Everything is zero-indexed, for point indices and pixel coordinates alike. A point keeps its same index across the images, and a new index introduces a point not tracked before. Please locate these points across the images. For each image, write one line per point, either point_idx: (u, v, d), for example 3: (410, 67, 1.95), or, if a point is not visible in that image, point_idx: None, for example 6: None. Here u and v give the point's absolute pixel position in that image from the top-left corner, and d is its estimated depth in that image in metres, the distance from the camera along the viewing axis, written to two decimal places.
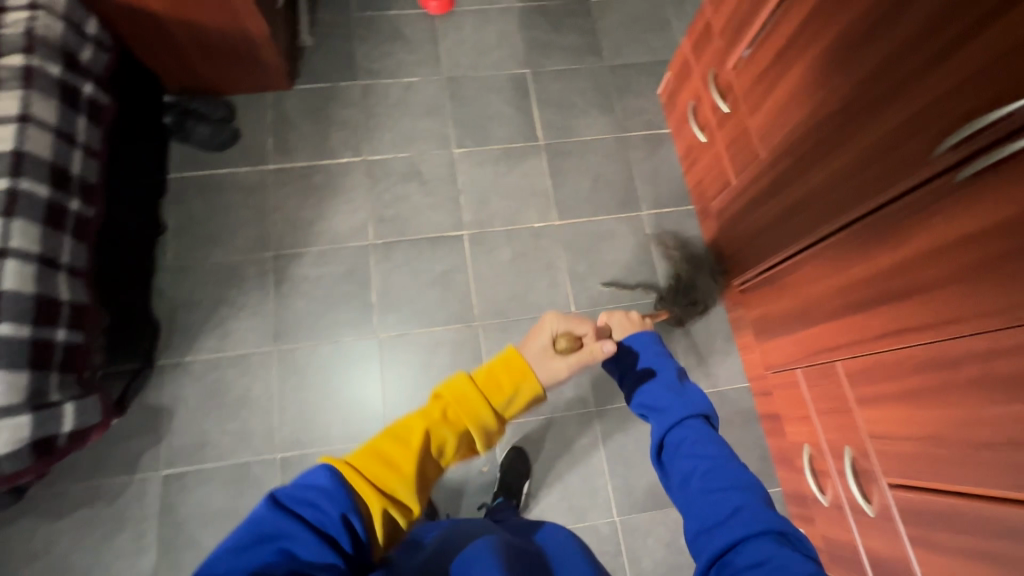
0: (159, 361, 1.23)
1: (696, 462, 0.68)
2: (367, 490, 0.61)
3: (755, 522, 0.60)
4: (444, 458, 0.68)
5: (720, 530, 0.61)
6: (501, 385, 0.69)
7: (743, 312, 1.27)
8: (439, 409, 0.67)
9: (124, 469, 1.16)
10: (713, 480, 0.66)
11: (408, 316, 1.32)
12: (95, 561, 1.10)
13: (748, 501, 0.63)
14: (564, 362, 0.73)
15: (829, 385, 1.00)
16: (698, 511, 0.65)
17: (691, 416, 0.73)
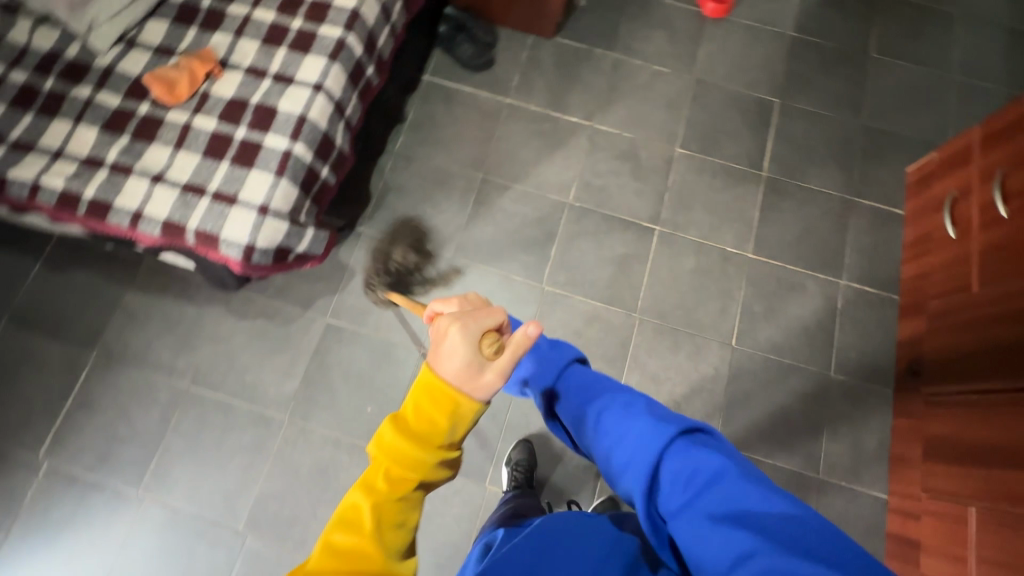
0: (359, 228, 1.37)
1: (594, 409, 0.73)
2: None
3: (657, 436, 0.64)
4: (411, 515, 0.61)
5: (633, 463, 0.64)
6: (433, 418, 0.60)
7: (920, 424, 1.17)
8: (379, 476, 0.60)
9: (302, 302, 1.31)
10: (609, 415, 0.71)
11: (577, 281, 1.35)
12: (254, 366, 1.26)
13: (642, 421, 0.67)
14: (494, 372, 0.59)
15: (1013, 539, 0.90)
16: (611, 462, 0.68)
17: (568, 364, 0.84)
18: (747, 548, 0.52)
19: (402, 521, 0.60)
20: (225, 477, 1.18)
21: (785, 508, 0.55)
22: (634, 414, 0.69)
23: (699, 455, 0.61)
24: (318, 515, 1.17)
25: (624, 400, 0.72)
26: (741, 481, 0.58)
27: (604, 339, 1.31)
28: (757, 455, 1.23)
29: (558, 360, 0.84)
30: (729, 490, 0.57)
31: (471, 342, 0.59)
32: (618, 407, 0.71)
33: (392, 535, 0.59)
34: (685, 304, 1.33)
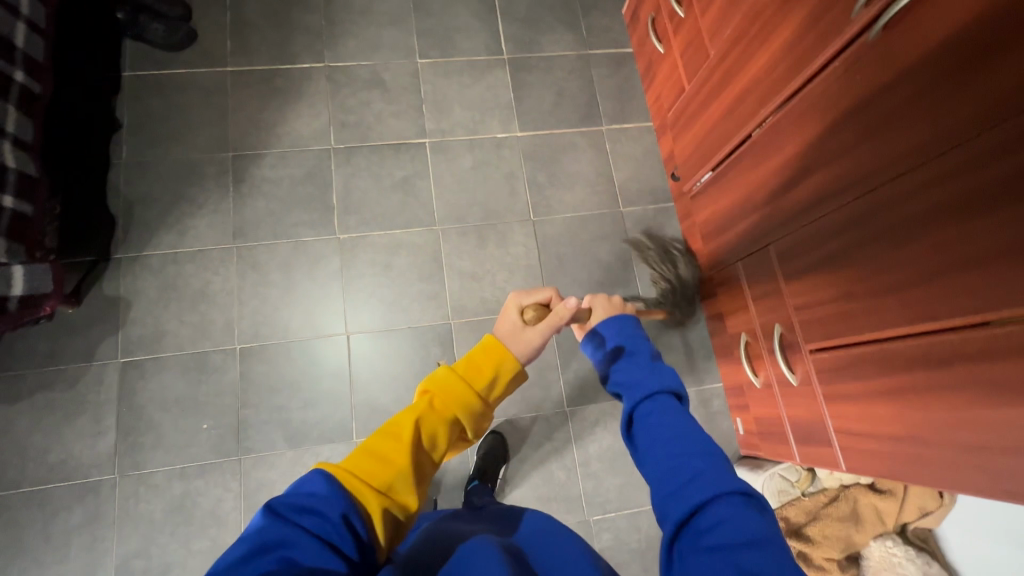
0: (115, 255, 1.23)
1: (663, 432, 0.62)
2: (363, 485, 0.55)
3: (716, 488, 0.54)
4: (438, 450, 0.61)
5: (677, 497, 0.55)
6: (481, 368, 0.64)
7: (692, 219, 1.33)
8: (427, 398, 0.62)
9: (80, 355, 1.16)
10: (674, 449, 0.59)
11: (369, 218, 1.33)
12: (54, 441, 1.11)
13: (706, 466, 0.56)
14: (535, 332, 0.69)
15: (765, 269, 1.07)
16: (660, 487, 0.58)
17: (658, 392, 0.66)
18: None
19: (429, 448, 0.60)
20: (70, 566, 1.06)
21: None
22: (710, 462, 0.57)
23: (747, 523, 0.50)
24: (193, 549, 1.09)
25: (701, 441, 0.60)
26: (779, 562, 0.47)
27: (416, 261, 1.32)
28: None
29: (655, 379, 0.67)
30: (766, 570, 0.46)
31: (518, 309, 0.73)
32: (694, 445, 0.59)
33: (420, 458, 0.59)
34: (478, 200, 1.37)
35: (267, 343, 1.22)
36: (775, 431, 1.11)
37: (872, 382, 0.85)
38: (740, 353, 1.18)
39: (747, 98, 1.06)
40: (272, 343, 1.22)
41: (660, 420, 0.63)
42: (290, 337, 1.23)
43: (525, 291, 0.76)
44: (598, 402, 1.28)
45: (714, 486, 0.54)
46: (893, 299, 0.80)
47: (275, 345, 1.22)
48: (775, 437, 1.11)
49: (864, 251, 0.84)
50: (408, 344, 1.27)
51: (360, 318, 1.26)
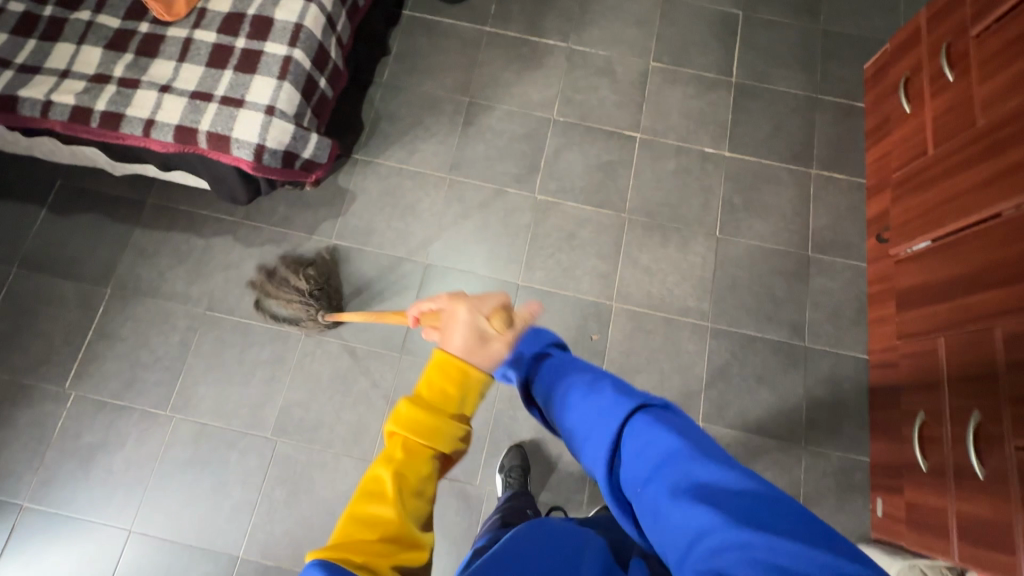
0: (355, 155, 1.42)
1: (568, 388, 0.72)
2: (364, 557, 0.56)
3: (617, 416, 0.64)
4: (427, 490, 0.64)
5: (597, 441, 0.65)
6: (445, 394, 0.67)
7: (890, 284, 1.28)
8: (397, 449, 0.64)
9: (306, 227, 1.36)
10: (579, 398, 0.70)
11: (568, 188, 1.42)
12: (268, 287, 1.31)
13: (608, 402, 0.67)
14: (500, 342, 0.70)
15: (975, 351, 1.00)
16: (585, 443, 0.67)
17: (542, 351, 0.80)
18: (699, 526, 0.51)
19: (419, 492, 0.64)
20: (250, 391, 1.24)
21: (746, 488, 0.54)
22: (600, 391, 0.69)
23: (653, 436, 0.61)
24: (344, 416, 1.23)
25: (590, 380, 0.72)
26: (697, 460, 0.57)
27: (598, 239, 1.39)
28: (745, 331, 1.33)
29: (532, 344, 0.80)
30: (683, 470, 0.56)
31: (477, 320, 0.71)
32: (595, 387, 0.70)
33: (413, 504, 0.63)
34: (670, 202, 1.42)
35: (451, 267, 1.35)
36: (934, 524, 1.03)
37: None
38: (911, 433, 1.12)
39: (1007, 174, 1.00)
40: (456, 268, 1.35)
41: (564, 374, 0.75)
42: (470, 268, 1.35)
43: (475, 299, 0.72)
44: (733, 428, 1.27)
45: (624, 419, 0.64)
46: None
47: (458, 270, 1.34)
48: (932, 530, 1.03)
49: None
50: (569, 310, 1.33)
51: (534, 272, 1.35)
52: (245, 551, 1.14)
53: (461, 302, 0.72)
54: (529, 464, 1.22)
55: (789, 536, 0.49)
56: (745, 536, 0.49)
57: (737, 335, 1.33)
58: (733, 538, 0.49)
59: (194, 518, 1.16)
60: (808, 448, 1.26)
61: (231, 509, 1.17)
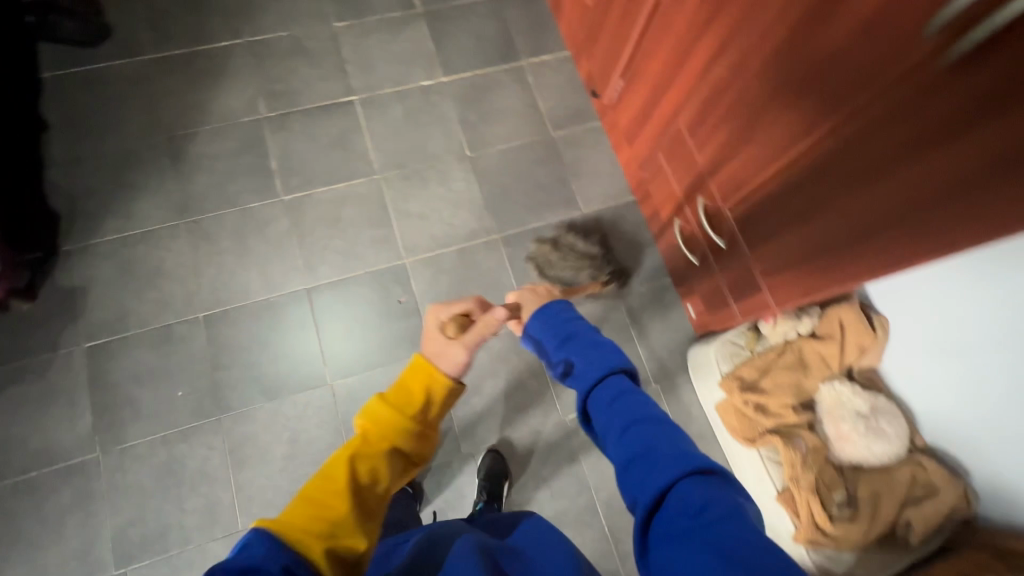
0: (64, 248, 1.24)
1: (624, 415, 0.69)
2: (304, 535, 0.56)
3: (680, 465, 0.59)
4: (381, 484, 0.64)
5: (649, 477, 0.60)
6: (411, 394, 0.69)
7: (617, 129, 1.41)
8: (360, 437, 0.66)
9: (45, 347, 1.18)
10: (636, 434, 0.65)
11: (312, 177, 1.37)
12: (31, 430, 1.13)
13: (668, 449, 0.62)
14: (458, 346, 0.74)
15: (680, 148, 1.15)
16: (625, 469, 0.64)
17: (610, 376, 0.74)
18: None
19: (371, 483, 0.64)
20: (69, 542, 1.08)
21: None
22: (664, 434, 0.64)
23: (710, 496, 0.55)
24: (187, 507, 1.12)
25: (657, 421, 0.66)
26: (750, 537, 0.51)
27: (363, 209, 1.36)
28: (530, 225, 1.40)
29: (604, 363, 0.76)
30: (744, 545, 0.50)
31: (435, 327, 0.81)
32: (658, 429, 0.65)
33: (363, 499, 0.62)
34: (414, 145, 1.43)
35: (230, 307, 1.26)
36: (718, 301, 1.19)
37: (781, 215, 0.93)
38: (676, 239, 1.26)
39: None
40: (236, 305, 1.26)
41: (619, 401, 0.71)
42: (250, 298, 1.27)
43: (442, 304, 0.84)
44: None
45: (674, 470, 0.59)
46: (781, 132, 0.88)
47: (238, 306, 1.25)
48: (719, 305, 1.19)
49: (760, 81, 0.89)
50: (367, 287, 1.31)
51: (317, 270, 1.31)
52: None
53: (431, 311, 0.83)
54: None
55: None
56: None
57: (526, 233, 1.40)
58: None
59: None
60: (623, 295, 1.37)
61: None
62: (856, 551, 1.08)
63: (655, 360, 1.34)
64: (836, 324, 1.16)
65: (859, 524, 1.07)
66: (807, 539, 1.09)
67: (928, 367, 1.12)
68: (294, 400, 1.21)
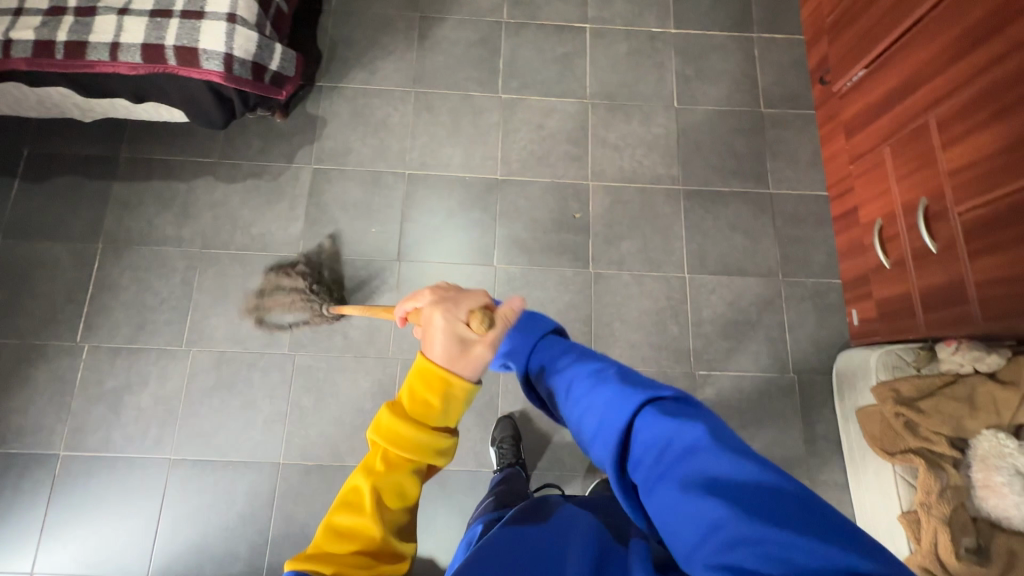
0: (318, 82, 1.45)
1: (567, 379, 0.70)
2: (340, 565, 0.63)
3: (628, 403, 0.59)
4: (405, 501, 0.70)
5: (603, 434, 0.61)
6: (427, 403, 0.71)
7: (836, 120, 1.38)
8: (376, 457, 0.70)
9: (283, 156, 1.39)
10: (584, 388, 0.67)
11: (529, 85, 1.48)
12: (257, 218, 1.35)
13: (614, 389, 0.62)
14: (482, 345, 0.71)
15: (918, 145, 1.10)
16: (587, 432, 0.64)
17: (540, 339, 0.79)
18: (708, 519, 0.46)
19: (398, 501, 0.69)
20: (260, 315, 1.29)
21: (765, 479, 0.47)
22: (607, 378, 0.65)
23: (670, 423, 0.55)
24: (353, 322, 1.29)
25: (599, 368, 0.68)
26: (706, 442, 0.51)
27: (566, 126, 1.45)
28: (715, 187, 1.42)
29: (534, 329, 0.80)
30: (715, 458, 0.50)
31: (457, 324, 0.72)
32: (599, 376, 0.66)
33: (388, 514, 0.68)
34: (627, 83, 1.49)
35: (431, 173, 1.40)
36: (901, 308, 1.15)
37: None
38: (872, 239, 1.23)
39: None
40: (436, 173, 1.40)
41: (554, 369, 0.73)
42: (449, 171, 1.41)
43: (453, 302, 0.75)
44: (716, 274, 1.36)
45: (635, 411, 0.58)
46: None
47: (438, 175, 1.40)
48: (901, 315, 1.16)
49: None
50: (548, 194, 1.40)
51: (510, 165, 1.42)
52: (285, 456, 1.21)
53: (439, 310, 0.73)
54: (520, 434, 1.24)
55: (806, 530, 0.43)
56: (758, 531, 0.43)
57: (708, 192, 1.41)
58: (748, 532, 0.43)
59: (230, 437, 1.22)
60: (787, 280, 1.36)
61: (263, 423, 1.22)
62: None
63: (799, 351, 1.31)
64: None
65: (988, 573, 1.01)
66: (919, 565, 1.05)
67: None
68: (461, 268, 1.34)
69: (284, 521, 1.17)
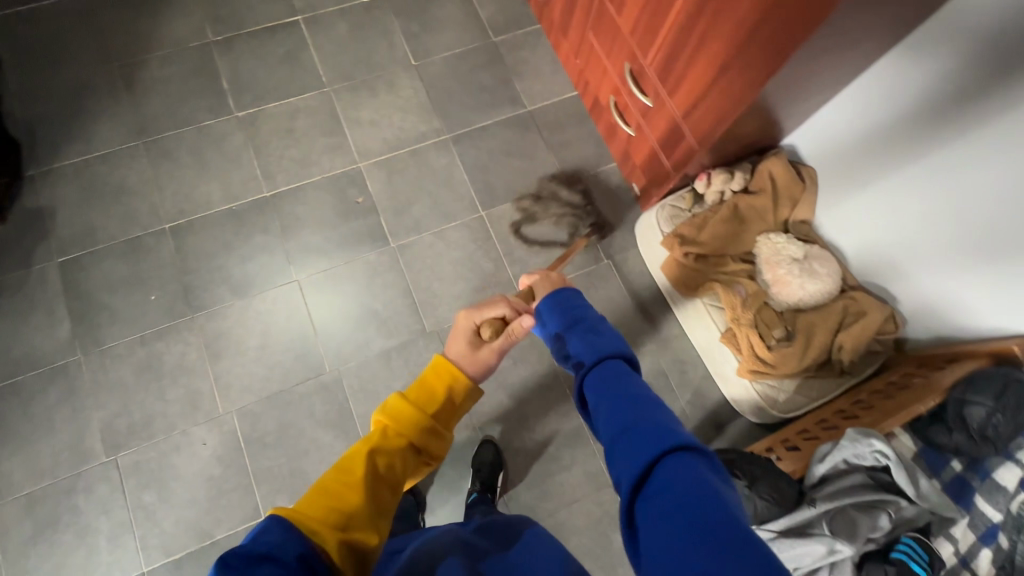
0: (28, 173, 1.29)
1: (618, 395, 0.60)
2: (315, 526, 0.56)
3: (667, 442, 0.52)
4: (396, 480, 0.66)
5: (635, 451, 0.53)
6: (432, 395, 0.74)
7: (553, 25, 1.46)
8: (379, 431, 0.69)
9: (19, 264, 1.24)
10: (629, 411, 0.57)
11: (263, 94, 1.42)
12: (14, 338, 1.19)
13: (669, 427, 0.54)
14: (490, 352, 0.81)
15: (603, 21, 1.21)
16: (614, 446, 0.56)
17: (608, 354, 0.66)
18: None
19: (388, 476, 0.65)
20: (59, 436, 1.15)
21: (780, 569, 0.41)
22: (658, 416, 0.56)
23: (693, 478, 0.49)
24: (169, 398, 1.19)
25: (644, 398, 0.59)
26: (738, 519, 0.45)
27: (316, 120, 1.42)
28: (479, 124, 1.46)
29: (607, 344, 0.68)
30: (730, 539, 0.43)
31: (470, 332, 0.84)
32: (655, 411, 0.57)
33: (380, 489, 0.64)
34: (360, 58, 1.48)
35: (194, 217, 1.31)
36: (656, 164, 1.26)
37: (692, 51, 0.99)
38: (613, 118, 1.33)
39: None
40: (199, 215, 1.31)
41: (603, 383, 0.63)
42: (213, 208, 1.32)
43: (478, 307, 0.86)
44: (509, 201, 1.40)
45: (668, 451, 0.51)
46: None
47: (202, 216, 1.31)
48: (658, 170, 1.27)
49: None
50: (324, 191, 1.37)
51: (274, 178, 1.36)
52: (146, 564, 1.10)
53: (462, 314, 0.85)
54: None
55: None
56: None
57: (474, 131, 1.45)
58: None
59: (76, 574, 1.08)
60: (573, 182, 1.43)
61: (109, 543, 1.10)
62: (793, 377, 1.17)
63: (604, 237, 1.40)
64: (767, 177, 1.24)
65: (796, 353, 1.15)
66: (749, 370, 1.17)
67: (958, 276, 1.06)
68: (263, 296, 1.28)
69: None
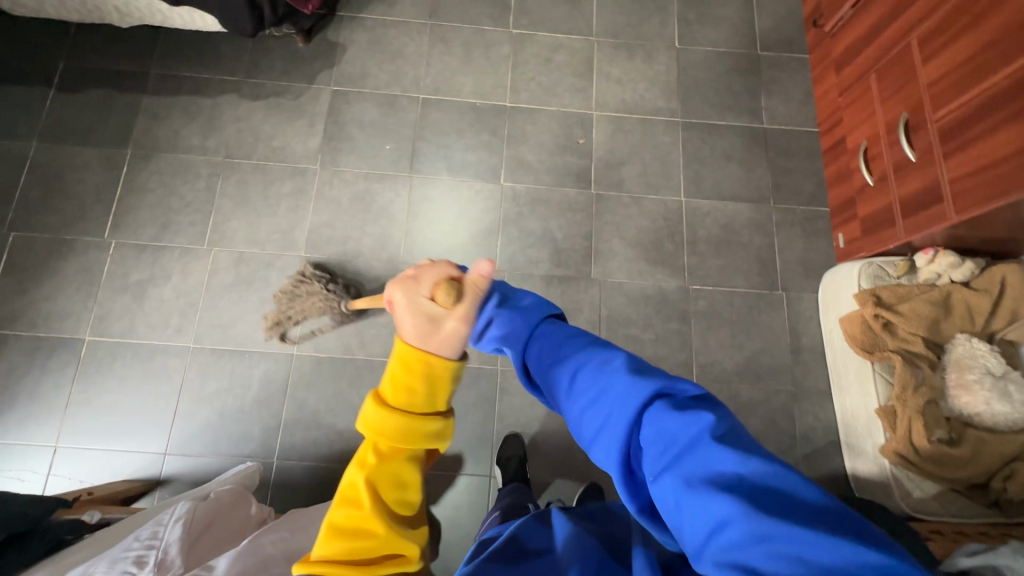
0: (339, 13, 1.53)
1: (562, 364, 0.60)
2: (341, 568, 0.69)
3: (636, 394, 0.52)
4: (407, 490, 0.75)
5: (609, 429, 0.53)
6: (408, 388, 0.71)
7: (827, 59, 1.46)
8: (369, 453, 0.75)
9: (304, 78, 1.47)
10: (585, 376, 0.57)
11: (538, 22, 1.56)
12: (279, 132, 1.42)
13: (622, 380, 0.54)
14: (453, 319, 0.67)
15: (899, 67, 1.19)
16: (586, 428, 0.56)
17: (540, 321, 0.67)
18: (726, 524, 0.41)
19: (399, 492, 0.74)
20: (278, 220, 1.36)
21: (771, 474, 0.43)
22: (610, 371, 0.56)
23: (678, 418, 0.49)
24: (366, 230, 1.36)
25: (594, 355, 0.59)
26: (720, 437, 0.46)
27: (573, 61, 1.53)
28: (712, 121, 1.50)
29: (536, 313, 0.68)
30: (733, 471, 0.44)
31: (422, 300, 0.68)
32: (602, 363, 0.57)
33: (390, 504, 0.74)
34: (632, 24, 1.57)
35: (442, 98, 1.48)
36: (882, 222, 1.23)
37: (995, 117, 0.96)
38: (857, 164, 1.31)
39: None
40: (447, 98, 1.48)
41: (546, 355, 0.63)
42: (460, 97, 1.48)
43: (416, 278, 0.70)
44: (711, 199, 1.43)
45: (643, 402, 0.51)
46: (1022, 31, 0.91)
47: (449, 100, 1.47)
48: (882, 228, 1.23)
49: None
50: (554, 122, 1.48)
51: (518, 94, 1.49)
52: (299, 348, 1.27)
53: (398, 285, 0.70)
54: None
55: (832, 535, 0.39)
56: (781, 533, 0.39)
57: (705, 126, 1.49)
58: (765, 531, 0.40)
59: (247, 329, 1.28)
60: (779, 207, 1.43)
61: (279, 318, 1.29)
62: (939, 481, 1.10)
63: (787, 270, 1.38)
64: (997, 282, 1.17)
65: (954, 460, 1.08)
66: (894, 451, 1.11)
67: None
68: (470, 185, 1.42)
69: (297, 408, 1.24)
